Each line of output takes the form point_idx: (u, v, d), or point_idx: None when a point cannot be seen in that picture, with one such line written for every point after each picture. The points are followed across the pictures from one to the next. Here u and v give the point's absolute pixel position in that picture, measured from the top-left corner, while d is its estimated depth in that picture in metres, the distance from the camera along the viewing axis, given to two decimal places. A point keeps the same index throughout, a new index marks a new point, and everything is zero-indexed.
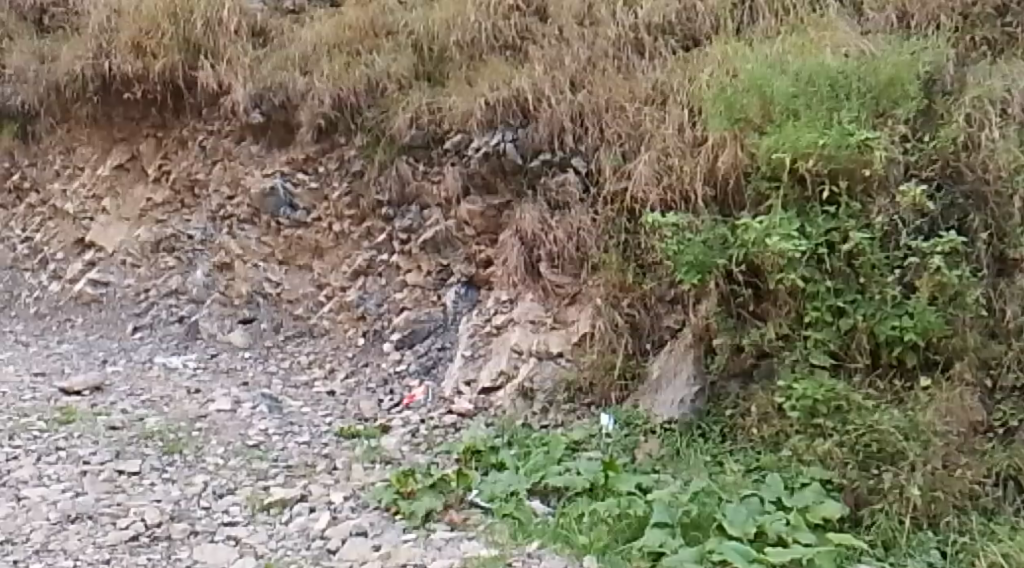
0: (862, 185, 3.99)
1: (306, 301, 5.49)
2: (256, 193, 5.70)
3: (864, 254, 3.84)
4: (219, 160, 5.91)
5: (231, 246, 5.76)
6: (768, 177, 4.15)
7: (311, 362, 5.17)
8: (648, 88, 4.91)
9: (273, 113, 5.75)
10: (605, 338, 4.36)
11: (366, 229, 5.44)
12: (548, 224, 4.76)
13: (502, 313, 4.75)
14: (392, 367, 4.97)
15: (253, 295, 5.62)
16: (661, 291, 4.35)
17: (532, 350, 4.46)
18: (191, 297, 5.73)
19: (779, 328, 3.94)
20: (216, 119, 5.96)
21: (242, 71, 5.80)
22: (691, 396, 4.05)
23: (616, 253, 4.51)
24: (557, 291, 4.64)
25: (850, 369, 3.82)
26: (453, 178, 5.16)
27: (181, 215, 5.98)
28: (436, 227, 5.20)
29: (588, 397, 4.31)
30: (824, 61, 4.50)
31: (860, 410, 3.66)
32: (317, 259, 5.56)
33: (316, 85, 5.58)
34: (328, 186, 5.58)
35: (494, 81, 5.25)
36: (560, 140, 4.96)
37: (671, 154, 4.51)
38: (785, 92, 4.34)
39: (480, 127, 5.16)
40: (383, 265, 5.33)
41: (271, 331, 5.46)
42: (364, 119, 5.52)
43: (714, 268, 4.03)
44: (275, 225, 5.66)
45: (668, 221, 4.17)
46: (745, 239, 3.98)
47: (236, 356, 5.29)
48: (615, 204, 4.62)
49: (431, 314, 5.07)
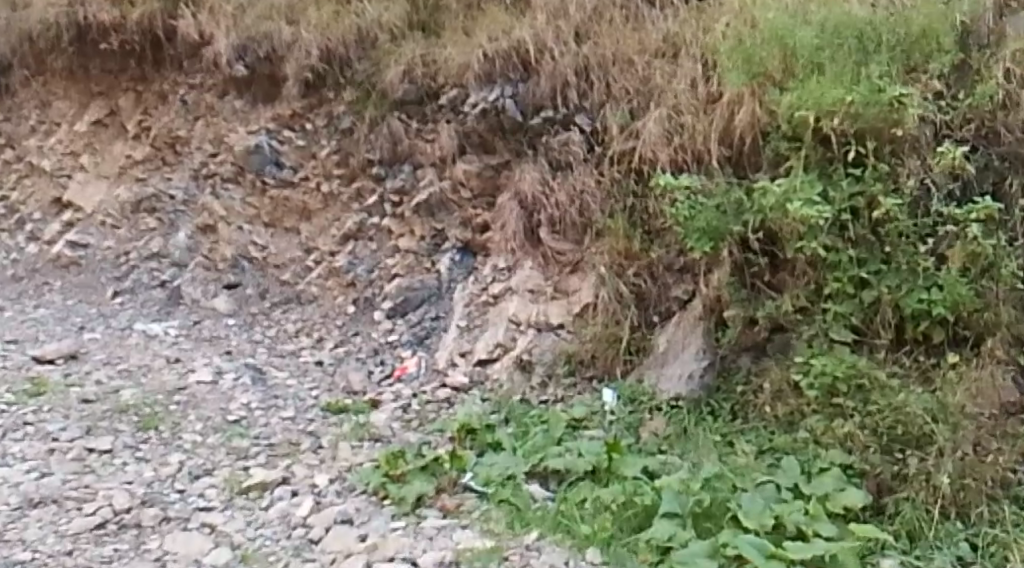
0: (891, 146, 3.71)
1: (293, 266, 5.19)
2: (240, 150, 5.41)
3: (893, 221, 3.55)
4: (202, 115, 5.61)
5: (213, 207, 5.43)
6: (788, 136, 3.88)
7: (298, 331, 4.89)
8: (658, 40, 4.62)
9: (258, 65, 5.47)
10: (609, 309, 4.08)
11: (356, 190, 5.14)
12: (549, 186, 4.48)
13: (499, 281, 4.46)
14: (382, 337, 4.68)
15: (238, 259, 5.30)
16: (668, 259, 4.09)
17: (531, 321, 4.19)
18: (173, 261, 5.39)
19: (797, 300, 3.66)
20: (198, 72, 5.66)
21: (224, 20, 5.51)
22: (700, 371, 3.77)
23: (622, 218, 4.22)
24: (557, 258, 4.35)
25: (873, 345, 3.55)
26: (449, 136, 4.86)
27: (162, 173, 5.66)
28: (430, 188, 4.90)
29: (590, 371, 4.03)
30: (848, 11, 4.22)
31: (883, 389, 3.39)
32: (304, 221, 5.26)
33: (302, 35, 5.29)
34: (316, 143, 5.28)
35: (493, 31, 4.96)
36: (564, 96, 4.69)
37: (683, 111, 4.26)
38: (809, 43, 4.05)
39: (478, 81, 4.88)
40: (374, 228, 5.04)
41: (257, 297, 5.15)
42: (353, 72, 5.24)
43: (728, 235, 3.77)
44: (261, 185, 5.35)
45: (681, 184, 3.89)
46: (762, 204, 3.70)
47: (219, 323, 5.00)
48: (622, 165, 4.34)
49: (424, 281, 4.78)
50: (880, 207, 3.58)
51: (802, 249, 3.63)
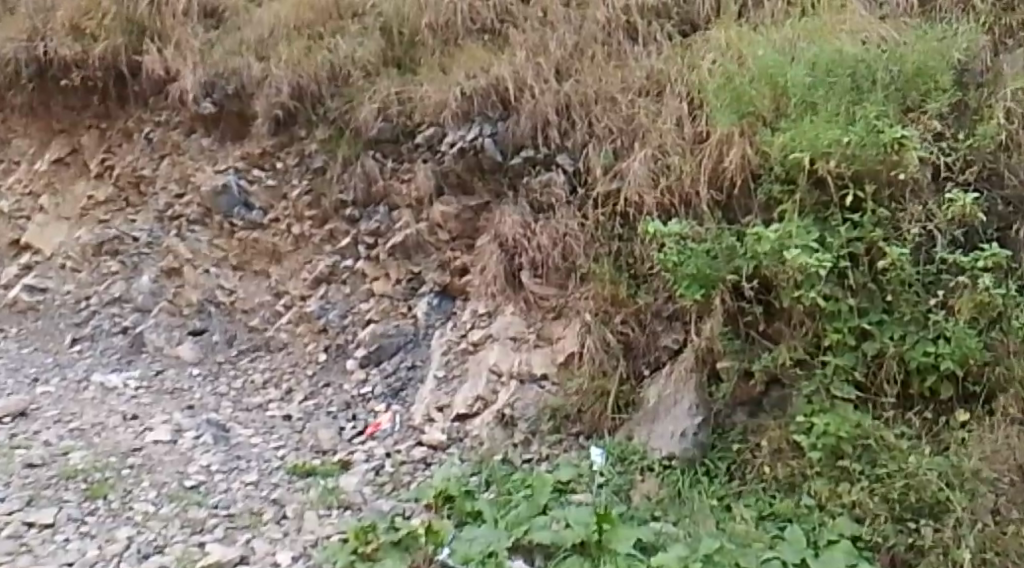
0: (891, 190, 3.52)
1: (262, 311, 4.92)
2: (207, 191, 5.16)
3: (900, 271, 3.35)
4: (168, 154, 5.37)
5: (179, 250, 5.16)
6: (781, 179, 3.68)
7: (266, 381, 4.61)
8: (641, 78, 4.43)
9: (226, 102, 5.24)
10: (595, 360, 3.85)
11: (328, 232, 4.90)
12: (531, 229, 4.26)
13: (479, 328, 4.21)
14: (355, 389, 4.42)
15: (205, 304, 5.01)
16: (657, 305, 3.86)
17: (513, 373, 3.94)
18: (136, 305, 5.08)
19: (793, 352, 3.43)
20: (164, 109, 5.43)
21: (192, 55, 5.30)
22: (695, 428, 3.50)
23: (607, 262, 4.02)
24: (539, 303, 4.13)
25: (878, 402, 3.33)
26: (425, 176, 4.65)
27: (126, 214, 5.38)
28: (406, 230, 4.67)
29: (576, 427, 3.79)
30: (841, 48, 4.03)
31: (891, 451, 3.20)
32: (275, 264, 5.00)
33: (273, 71, 5.09)
34: (286, 183, 5.05)
35: (471, 68, 4.78)
36: (545, 135, 4.49)
37: (670, 151, 4.06)
38: (802, 82, 3.88)
39: (456, 119, 4.67)
40: (348, 272, 4.79)
41: (224, 344, 4.86)
42: (326, 110, 5.02)
43: (720, 283, 3.54)
44: (229, 226, 5.10)
45: (671, 231, 3.66)
46: (755, 250, 3.47)
47: (182, 373, 4.70)
48: (606, 207, 4.13)
49: (400, 327, 4.53)
50: (887, 256, 3.38)
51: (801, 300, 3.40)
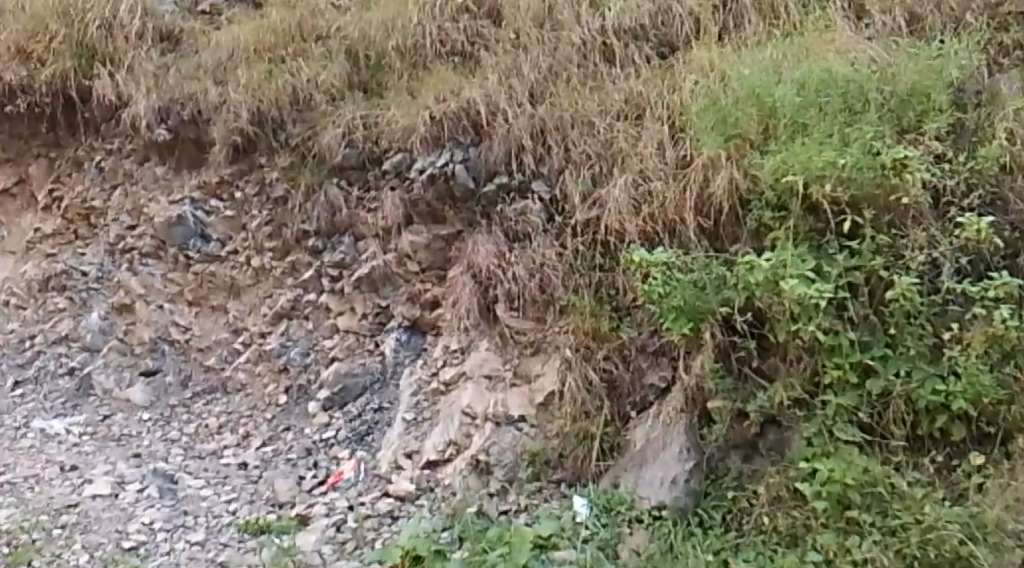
0: (891, 215, 3.28)
1: (219, 349, 4.59)
2: (161, 223, 4.84)
3: (908, 301, 3.06)
4: (120, 184, 5.06)
5: (130, 284, 4.81)
6: (773, 205, 3.42)
7: (222, 425, 4.29)
8: (619, 100, 4.19)
9: (182, 129, 4.96)
10: (577, 399, 3.56)
11: (290, 265, 4.60)
12: (505, 259, 3.97)
13: (451, 365, 3.92)
14: (317, 434, 4.10)
15: (158, 342, 4.67)
16: (641, 340, 3.60)
17: (488, 415, 3.65)
18: (84, 345, 4.71)
19: (791, 391, 3.16)
20: (115, 136, 5.12)
21: (146, 81, 5.00)
22: (686, 474, 3.25)
23: (588, 294, 3.74)
24: (515, 338, 3.84)
25: (885, 446, 3.07)
26: (393, 205, 4.36)
27: (74, 248, 5.04)
28: (372, 262, 4.38)
29: (556, 473, 3.50)
30: (833, 66, 3.79)
31: (904, 500, 2.93)
32: (233, 298, 4.68)
33: (231, 96, 4.81)
34: (245, 214, 4.75)
35: (440, 91, 4.52)
36: (519, 161, 4.22)
37: (652, 176, 3.82)
38: (793, 102, 3.63)
39: (425, 144, 4.40)
40: (310, 307, 4.48)
41: (178, 386, 4.53)
42: (287, 135, 4.75)
43: (709, 315, 3.28)
44: (184, 259, 4.79)
45: (656, 259, 3.38)
46: (747, 281, 3.20)
47: (131, 419, 4.37)
48: (585, 236, 3.87)
49: (366, 365, 4.23)
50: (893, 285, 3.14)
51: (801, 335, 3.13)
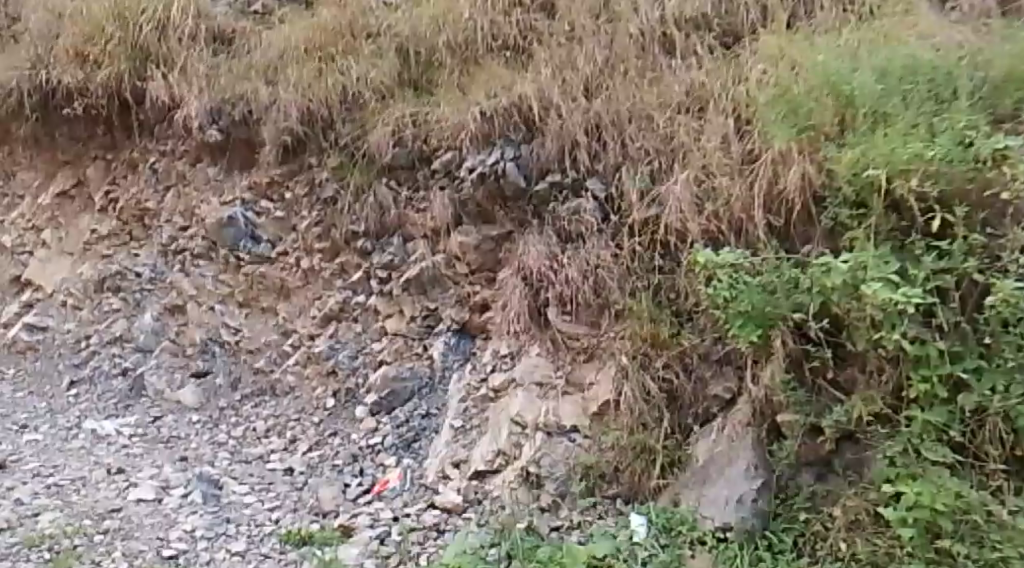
0: (985, 213, 2.99)
1: (268, 351, 4.46)
2: (211, 224, 4.73)
3: (1014, 308, 2.79)
4: (173, 185, 4.94)
5: (182, 286, 4.72)
6: (850, 204, 3.17)
7: (269, 430, 4.15)
8: (680, 93, 3.97)
9: (233, 129, 4.82)
10: (634, 410, 3.36)
11: (340, 266, 4.44)
12: (558, 261, 3.78)
13: (501, 371, 3.75)
14: (364, 440, 3.94)
15: (209, 344, 4.57)
16: (704, 348, 3.37)
17: (539, 424, 3.46)
18: (137, 346, 4.65)
19: (871, 406, 2.94)
20: (169, 137, 4.99)
21: (198, 81, 4.89)
22: (753, 494, 3.05)
23: (646, 298, 3.52)
24: (567, 343, 3.66)
25: (981, 469, 2.82)
26: (443, 205, 4.19)
27: (129, 249, 4.95)
28: (422, 263, 4.21)
29: (611, 488, 3.29)
30: (913, 53, 3.53)
31: (1003, 529, 2.71)
32: (283, 300, 4.54)
33: (281, 95, 4.68)
34: (295, 214, 4.61)
35: (492, 86, 4.35)
36: (573, 158, 4.02)
37: (716, 172, 3.59)
38: (874, 90, 3.37)
39: (475, 142, 4.23)
40: (360, 309, 4.32)
41: (228, 389, 4.42)
42: (337, 134, 4.59)
43: (780, 320, 3.07)
44: (234, 260, 4.66)
45: (725, 260, 3.19)
46: (823, 284, 2.97)
47: (181, 420, 4.26)
48: (644, 236, 3.65)
49: (414, 369, 4.06)
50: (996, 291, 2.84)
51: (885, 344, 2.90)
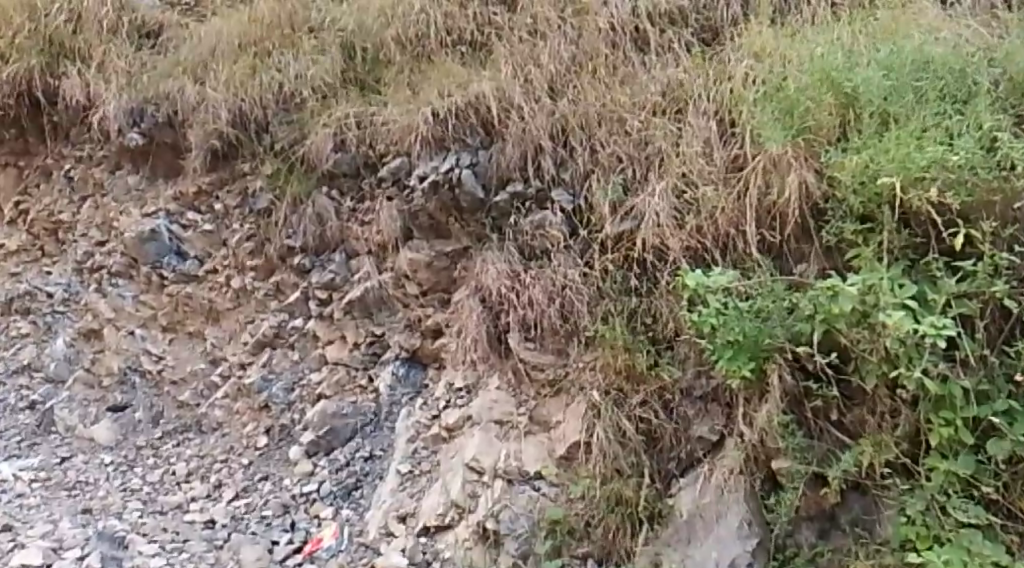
0: (1014, 228, 2.62)
1: (194, 382, 3.93)
2: (131, 239, 4.16)
3: None
4: (90, 195, 4.39)
5: (99, 308, 4.16)
6: (856, 216, 2.79)
7: (191, 473, 3.65)
8: (655, 94, 3.56)
9: (157, 132, 4.30)
10: (607, 453, 2.94)
11: (274, 286, 3.94)
12: (520, 280, 3.33)
13: (455, 408, 3.29)
14: (298, 488, 3.47)
15: (127, 373, 4.01)
16: (686, 382, 2.96)
17: (498, 471, 3.05)
18: (47, 375, 4.06)
19: (883, 454, 2.58)
20: (86, 142, 4.45)
21: (118, 78, 4.38)
22: (747, 558, 2.66)
23: (619, 321, 3.09)
24: (531, 375, 3.22)
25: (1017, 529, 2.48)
26: (390, 217, 3.72)
27: (40, 266, 4.38)
28: (365, 283, 3.73)
29: (581, 547, 2.90)
30: (921, 46, 3.14)
31: None
32: (211, 324, 4.02)
33: (209, 94, 4.18)
34: (226, 228, 4.10)
35: (444, 85, 3.89)
36: (537, 165, 3.58)
37: (699, 181, 3.18)
38: (880, 88, 2.99)
39: (426, 147, 3.76)
40: (296, 334, 3.84)
41: (148, 424, 3.88)
42: (272, 139, 4.12)
43: (778, 352, 2.68)
44: (157, 279, 4.11)
45: (717, 283, 2.79)
46: (828, 311, 2.60)
47: (92, 462, 3.73)
48: (617, 252, 3.23)
49: (358, 405, 3.58)
50: None
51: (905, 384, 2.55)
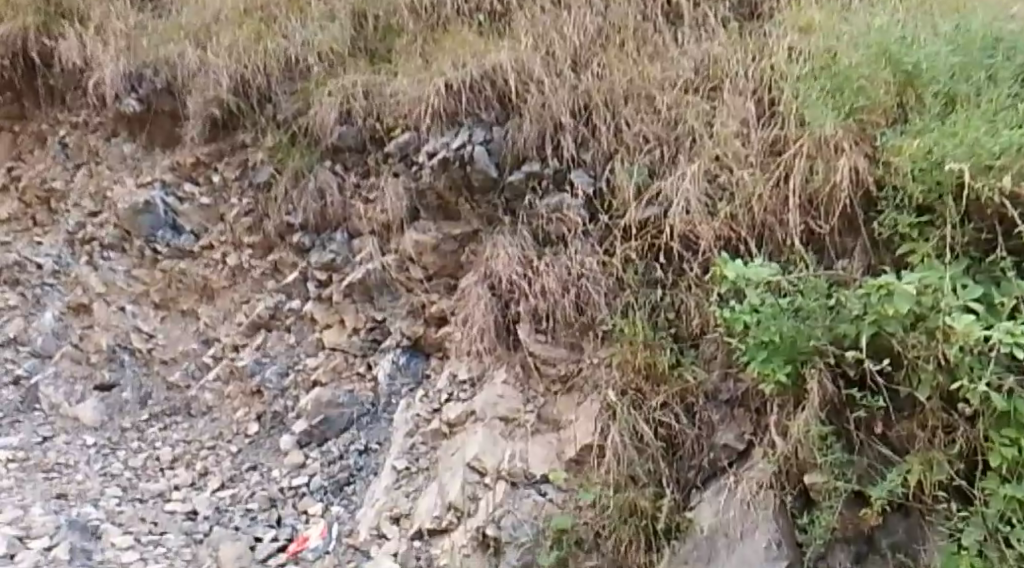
0: None
1: (185, 362, 3.67)
2: (125, 212, 3.90)
3: None
4: (84, 163, 4.10)
5: (89, 282, 3.89)
6: (914, 208, 2.57)
7: (177, 459, 3.41)
8: (687, 69, 3.30)
9: (156, 99, 4.01)
10: (621, 458, 2.70)
11: (272, 265, 3.68)
12: (534, 267, 3.07)
13: (458, 402, 3.04)
14: (288, 481, 3.22)
15: (116, 351, 3.75)
16: (711, 384, 2.72)
17: (501, 472, 2.82)
18: (34, 350, 3.79)
19: (934, 475, 2.36)
20: (82, 107, 4.15)
21: (118, 40, 4.08)
22: None
23: (640, 315, 2.85)
24: (541, 370, 2.98)
25: None
26: (396, 195, 3.47)
27: (30, 237, 4.08)
28: (367, 265, 3.48)
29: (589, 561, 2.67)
30: (990, 23, 2.92)
31: None
32: (205, 303, 3.75)
33: (210, 59, 3.90)
34: (224, 202, 3.83)
35: (458, 55, 3.63)
36: (556, 144, 3.31)
37: (733, 165, 2.93)
38: (948, 62, 2.77)
39: (437, 122, 3.51)
40: (293, 317, 3.57)
41: (135, 405, 3.63)
42: (275, 108, 3.85)
43: (820, 357, 2.47)
44: (151, 254, 3.86)
45: (757, 276, 2.57)
46: (881, 312, 2.39)
47: (73, 443, 3.49)
48: (642, 240, 2.97)
49: (355, 395, 3.33)
50: None
51: (965, 397, 2.33)
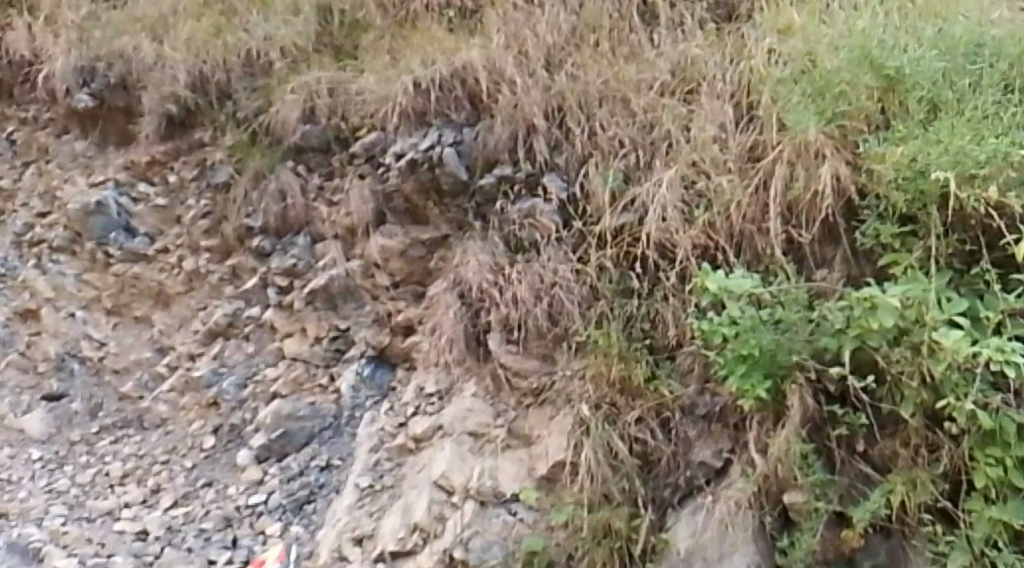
0: None
1: (137, 371, 3.42)
2: (75, 212, 3.64)
3: None
4: (33, 160, 3.85)
5: (38, 287, 3.58)
6: (898, 217, 2.47)
7: (127, 477, 3.18)
8: (664, 70, 3.18)
9: (109, 95, 3.81)
10: (596, 476, 2.56)
11: (230, 270, 3.47)
12: (504, 275, 2.94)
13: (425, 415, 2.89)
14: (245, 499, 3.02)
15: (65, 359, 3.47)
16: (688, 399, 2.60)
17: (470, 491, 2.66)
18: None
19: (919, 496, 2.26)
20: (30, 103, 3.93)
21: (70, 32, 3.89)
22: None
23: (615, 327, 2.71)
24: (511, 383, 2.84)
25: None
26: (361, 198, 3.30)
27: None
28: (331, 271, 3.30)
29: None
30: (972, 29, 2.84)
31: None
32: (159, 309, 3.50)
33: (167, 53, 3.73)
34: (180, 203, 3.62)
35: (426, 53, 3.49)
36: (529, 146, 3.18)
37: (711, 170, 2.81)
38: (931, 67, 2.68)
39: (405, 123, 3.36)
40: (252, 325, 3.35)
41: (85, 417, 3.36)
42: (235, 105, 3.67)
43: (800, 371, 2.36)
44: (102, 258, 3.59)
45: (738, 287, 2.45)
46: (863, 326, 2.29)
47: (18, 458, 3.24)
48: (617, 247, 2.84)
49: (316, 407, 3.13)
50: None
51: (950, 415, 2.24)
